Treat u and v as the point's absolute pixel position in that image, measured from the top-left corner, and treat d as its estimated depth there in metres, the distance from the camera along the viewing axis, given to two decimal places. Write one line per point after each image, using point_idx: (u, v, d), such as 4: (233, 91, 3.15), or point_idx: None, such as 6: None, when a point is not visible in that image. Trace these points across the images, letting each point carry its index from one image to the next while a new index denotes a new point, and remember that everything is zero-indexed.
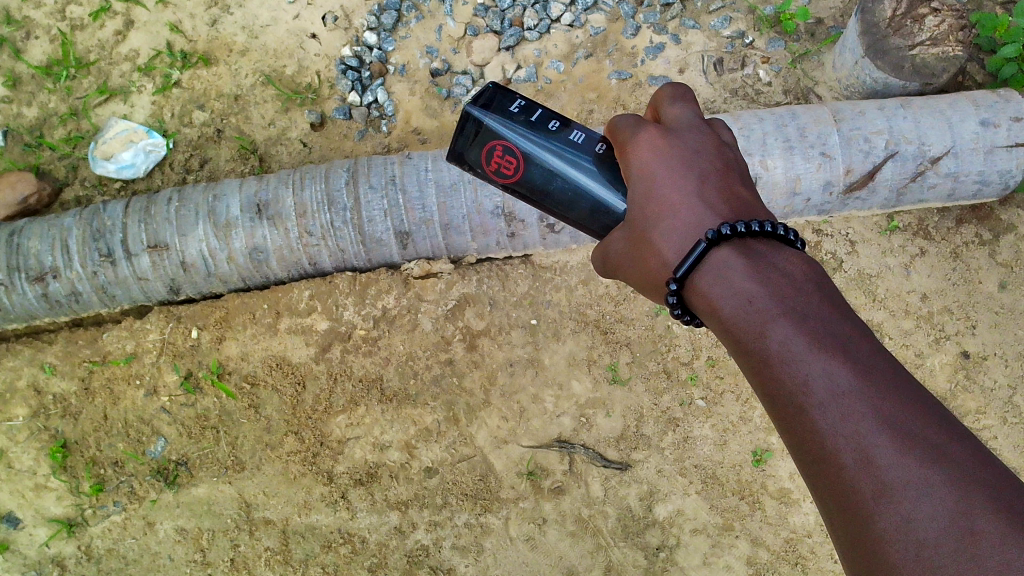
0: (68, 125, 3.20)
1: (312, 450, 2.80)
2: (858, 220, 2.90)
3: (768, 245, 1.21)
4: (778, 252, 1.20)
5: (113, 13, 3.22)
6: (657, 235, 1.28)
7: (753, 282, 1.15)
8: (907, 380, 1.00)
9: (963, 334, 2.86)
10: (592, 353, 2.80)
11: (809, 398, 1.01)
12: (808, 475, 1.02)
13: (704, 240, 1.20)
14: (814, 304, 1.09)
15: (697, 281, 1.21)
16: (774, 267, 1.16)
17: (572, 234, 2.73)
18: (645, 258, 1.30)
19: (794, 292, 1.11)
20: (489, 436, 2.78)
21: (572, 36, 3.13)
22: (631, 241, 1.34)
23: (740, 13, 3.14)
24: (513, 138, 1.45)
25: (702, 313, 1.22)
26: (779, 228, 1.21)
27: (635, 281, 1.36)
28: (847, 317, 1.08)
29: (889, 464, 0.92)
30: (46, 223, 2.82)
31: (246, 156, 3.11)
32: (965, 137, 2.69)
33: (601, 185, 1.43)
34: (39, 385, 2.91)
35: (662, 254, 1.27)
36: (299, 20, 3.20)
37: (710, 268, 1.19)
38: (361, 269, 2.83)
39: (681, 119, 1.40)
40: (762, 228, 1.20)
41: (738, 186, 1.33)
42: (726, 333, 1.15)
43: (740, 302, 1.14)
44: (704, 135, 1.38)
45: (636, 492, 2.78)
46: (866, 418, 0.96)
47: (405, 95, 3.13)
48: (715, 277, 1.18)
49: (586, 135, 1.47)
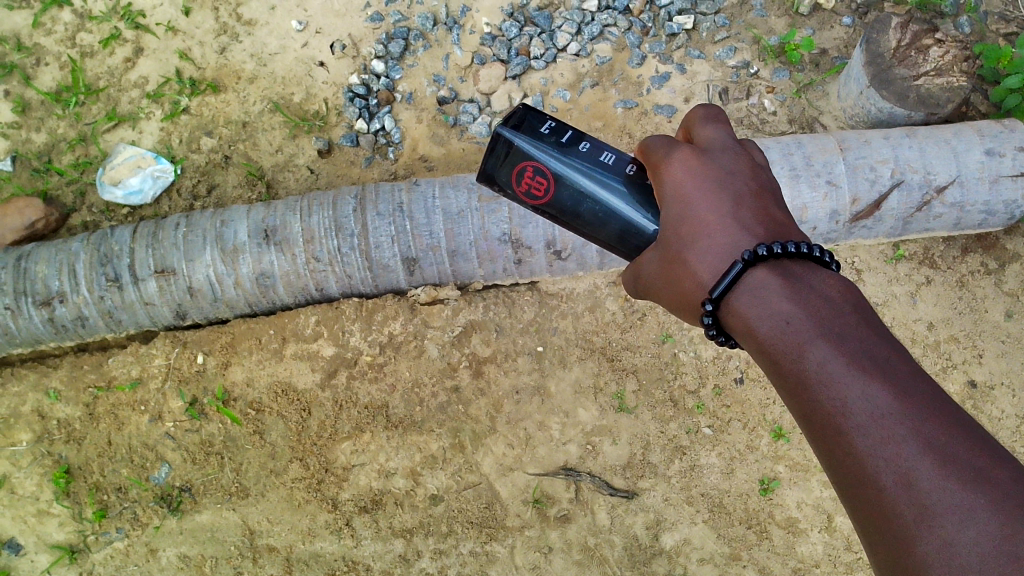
0: (77, 151, 3.22)
1: (317, 477, 2.78)
2: (864, 248, 2.91)
3: (805, 265, 1.22)
4: (814, 273, 1.21)
5: (122, 40, 3.25)
6: (691, 255, 1.29)
7: (790, 304, 1.16)
8: (947, 401, 1.01)
9: (969, 363, 2.86)
10: (598, 380, 2.79)
11: (847, 421, 1.02)
12: (847, 497, 1.03)
13: (739, 261, 1.21)
14: (852, 325, 1.10)
15: (733, 301, 1.22)
16: (810, 289, 1.17)
17: (578, 261, 2.73)
18: (679, 279, 1.31)
19: (831, 314, 1.12)
20: (494, 463, 2.77)
21: (578, 65, 3.15)
22: (664, 262, 1.34)
23: (745, 43, 3.17)
24: (544, 159, 1.47)
25: (737, 333, 1.24)
26: (815, 249, 1.22)
27: (667, 302, 1.37)
28: (885, 337, 1.09)
29: (929, 487, 0.93)
30: (53, 248, 2.83)
31: (253, 182, 3.13)
32: (971, 166, 2.70)
33: (630, 206, 1.46)
34: (43, 410, 2.90)
35: (697, 274, 1.28)
36: (307, 48, 3.22)
37: (747, 289, 1.20)
38: (367, 294, 2.83)
39: (715, 140, 1.41)
40: (798, 249, 1.21)
41: (773, 207, 1.33)
42: (763, 354, 1.16)
43: (778, 323, 1.15)
44: (737, 156, 1.38)
45: (642, 520, 2.76)
46: (907, 440, 0.97)
47: (412, 122, 3.14)
48: (753, 298, 1.20)
49: (616, 156, 1.50)
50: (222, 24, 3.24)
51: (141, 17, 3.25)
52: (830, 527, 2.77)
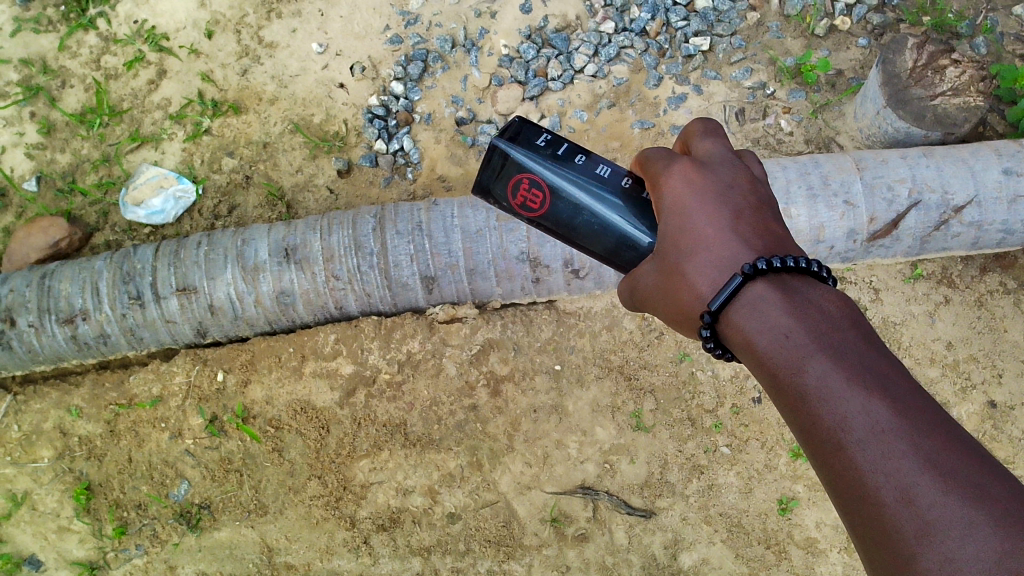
0: (100, 172, 3.26)
1: (335, 494, 2.79)
2: (882, 267, 2.90)
3: (803, 281, 1.23)
4: (813, 288, 1.22)
5: (146, 63, 3.31)
6: (690, 267, 1.31)
7: (789, 317, 1.17)
8: (946, 419, 1.01)
9: (989, 383, 2.84)
10: (616, 400, 2.79)
11: (847, 435, 1.02)
12: (847, 513, 1.03)
13: (739, 275, 1.22)
14: (852, 340, 1.11)
15: (732, 314, 1.24)
16: (811, 304, 1.18)
17: (596, 280, 2.74)
18: (678, 291, 1.32)
19: (830, 329, 1.13)
20: (512, 482, 2.77)
21: (595, 86, 3.18)
22: (662, 273, 1.36)
23: (761, 64, 3.19)
24: (540, 171, 1.50)
25: (736, 346, 1.24)
26: (814, 263, 1.23)
27: (664, 313, 1.38)
28: (884, 353, 1.10)
29: (930, 502, 0.93)
30: (77, 266, 2.87)
31: (274, 203, 3.16)
32: (988, 186, 2.70)
33: (626, 218, 1.49)
34: (64, 427, 2.93)
35: (695, 287, 1.29)
36: (327, 70, 3.26)
37: (746, 303, 1.21)
38: (385, 313, 2.85)
39: (714, 153, 1.42)
40: (797, 264, 1.22)
41: (772, 221, 1.34)
42: (763, 368, 1.17)
43: (778, 337, 1.16)
44: (736, 170, 1.39)
45: (660, 540, 2.76)
46: (906, 456, 0.97)
47: (431, 143, 3.17)
48: (752, 311, 1.21)
49: (612, 169, 1.54)
50: (243, 46, 3.29)
51: (165, 40, 3.31)
52: (849, 548, 2.76)
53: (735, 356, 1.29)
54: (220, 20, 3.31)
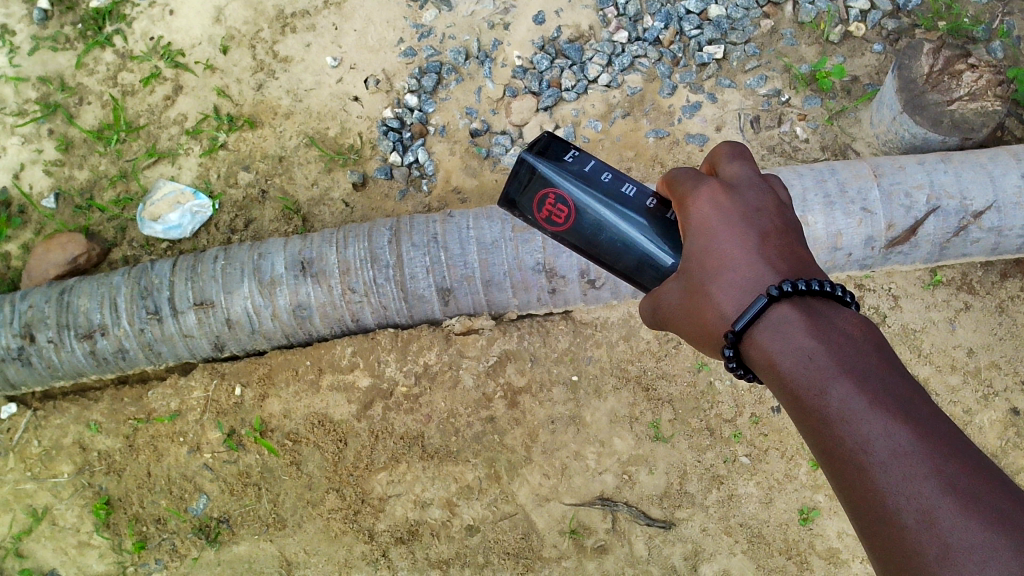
0: (117, 188, 3.28)
1: (354, 508, 2.79)
2: (901, 274, 2.87)
3: (827, 304, 1.22)
4: (835, 311, 1.21)
5: (162, 79, 3.33)
6: (714, 287, 1.30)
7: (813, 340, 1.16)
8: (969, 443, 1.00)
9: (1012, 390, 2.81)
10: (634, 410, 2.78)
11: (870, 458, 1.01)
12: (868, 537, 1.01)
13: (764, 296, 1.21)
14: (874, 363, 1.10)
15: (755, 334, 1.23)
16: (833, 326, 1.17)
17: (613, 290, 2.72)
18: (702, 311, 1.32)
19: (853, 352, 1.12)
20: (531, 494, 2.76)
21: (609, 96, 3.17)
22: (686, 293, 1.35)
23: (776, 72, 3.17)
24: (565, 187, 1.50)
25: (758, 367, 1.24)
26: (838, 288, 1.22)
27: (686, 333, 1.37)
28: (907, 377, 1.08)
29: (951, 526, 0.92)
30: (95, 282, 2.88)
31: (290, 216, 3.17)
32: (1008, 191, 2.67)
33: (649, 238, 1.48)
34: (84, 442, 2.94)
35: (720, 308, 1.29)
36: (342, 83, 3.27)
37: (770, 323, 1.21)
38: (402, 325, 2.85)
39: (741, 176, 1.41)
40: (821, 287, 1.21)
41: (798, 245, 1.33)
42: (785, 389, 1.16)
43: (801, 359, 1.15)
44: (762, 193, 1.38)
45: (680, 551, 2.74)
46: (927, 479, 0.96)
47: (445, 155, 3.18)
48: (776, 332, 1.20)
49: (637, 189, 1.53)
50: (259, 62, 3.31)
51: (181, 56, 3.33)
52: None
53: (757, 377, 1.28)
54: (235, 35, 3.33)
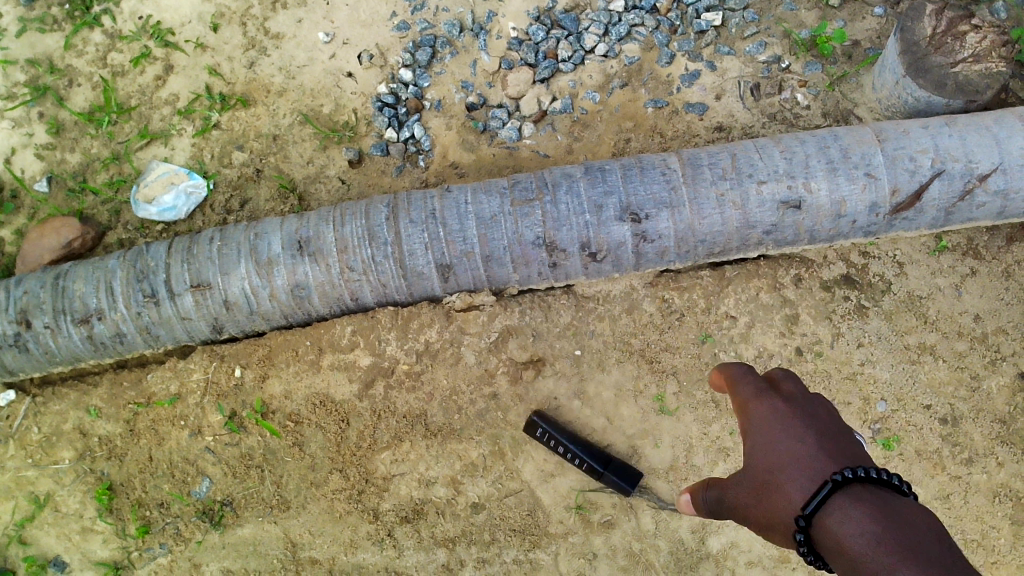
0: (111, 170, 3.24)
1: (358, 488, 2.77)
2: (906, 241, 2.83)
3: (880, 488, 1.48)
4: (890, 497, 1.46)
5: (152, 58, 3.27)
6: (782, 482, 1.56)
7: (872, 523, 1.39)
8: None
9: (1018, 354, 2.77)
10: (638, 383, 2.76)
11: None
12: None
13: (829, 483, 1.48)
14: (926, 543, 1.33)
15: (821, 517, 1.46)
16: (895, 514, 1.40)
17: (614, 263, 2.72)
18: (770, 498, 1.57)
19: (913, 538, 1.34)
20: (535, 470, 2.74)
21: (607, 66, 3.13)
22: (752, 487, 1.63)
23: (775, 38, 3.12)
24: None
25: (824, 552, 1.45)
26: (889, 476, 1.49)
27: (754, 522, 1.62)
28: (956, 558, 1.31)
29: None
30: (90, 266, 2.85)
31: (286, 195, 3.13)
32: (1014, 153, 2.62)
33: None
34: (84, 427, 2.92)
35: (787, 497, 1.54)
36: (334, 59, 3.22)
37: (834, 509, 1.45)
38: (402, 304, 2.80)
39: (794, 392, 1.73)
40: (874, 475, 1.48)
41: (851, 447, 1.62)
42: (848, 562, 1.37)
43: (866, 537, 1.37)
44: (818, 405, 1.70)
45: (687, 524, 2.72)
46: None
47: (442, 130, 3.14)
48: (839, 515, 1.43)
49: None
50: (250, 39, 3.25)
51: (171, 35, 3.27)
52: None
53: (824, 566, 1.48)
54: (225, 12, 3.27)
